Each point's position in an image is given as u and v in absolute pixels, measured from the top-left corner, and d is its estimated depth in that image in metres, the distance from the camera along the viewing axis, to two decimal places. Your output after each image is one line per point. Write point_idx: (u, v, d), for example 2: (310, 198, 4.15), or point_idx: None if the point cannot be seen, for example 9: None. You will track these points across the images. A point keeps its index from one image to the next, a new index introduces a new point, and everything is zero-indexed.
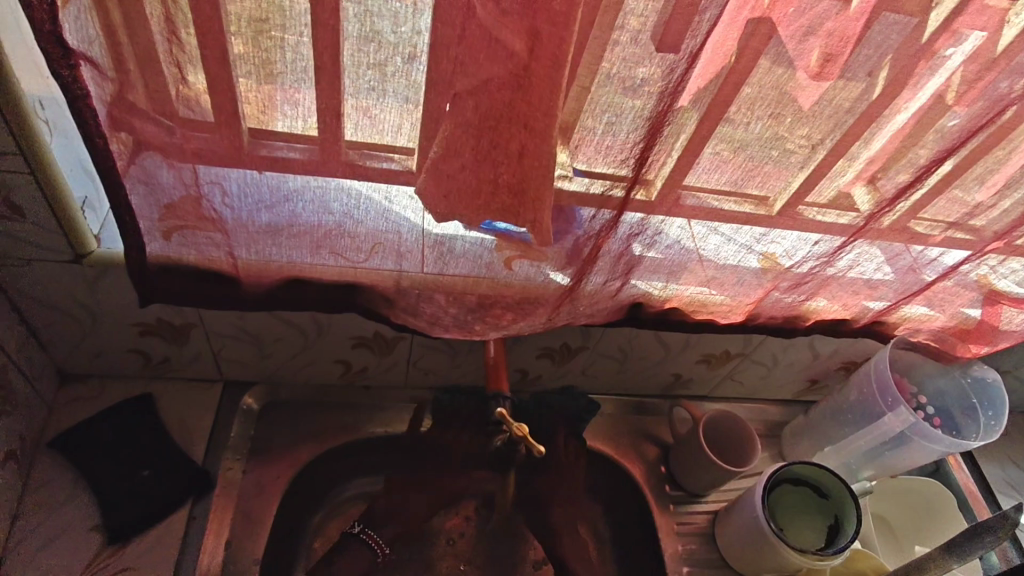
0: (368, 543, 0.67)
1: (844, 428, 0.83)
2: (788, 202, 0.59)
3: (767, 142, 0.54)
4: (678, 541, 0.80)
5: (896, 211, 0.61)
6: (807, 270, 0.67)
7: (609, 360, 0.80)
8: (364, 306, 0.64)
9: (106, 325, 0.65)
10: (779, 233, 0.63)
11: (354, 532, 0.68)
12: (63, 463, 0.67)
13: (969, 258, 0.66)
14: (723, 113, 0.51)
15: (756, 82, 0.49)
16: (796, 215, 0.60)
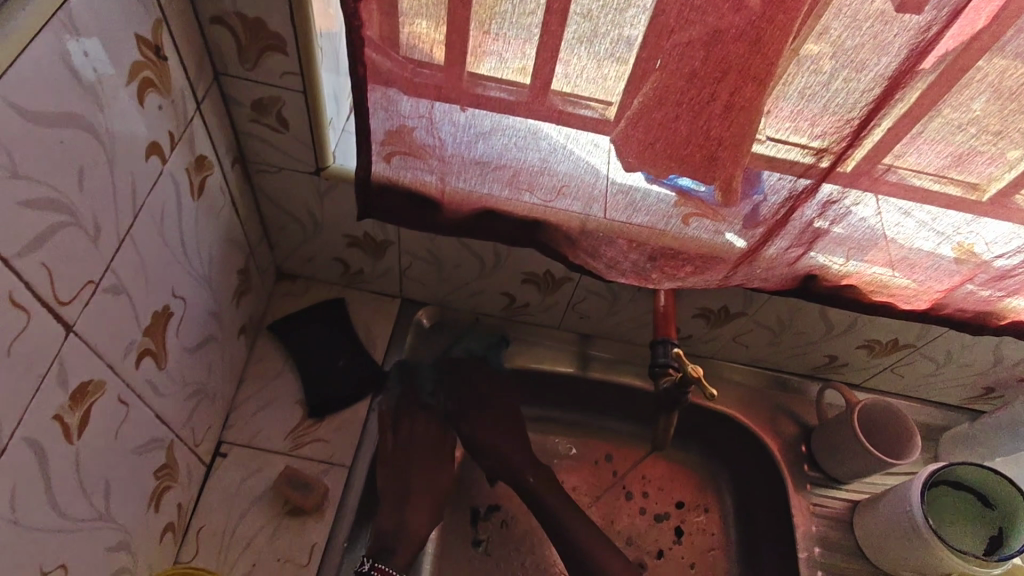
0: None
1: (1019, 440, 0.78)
2: (1005, 189, 0.55)
3: (1003, 119, 0.50)
4: (813, 521, 0.79)
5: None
6: (1014, 264, 0.62)
7: (765, 331, 0.80)
8: (545, 242, 0.69)
9: (323, 233, 0.76)
10: (990, 222, 0.59)
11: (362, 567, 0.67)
12: (277, 344, 0.79)
13: None
14: (956, 84, 0.48)
15: (1004, 52, 0.46)
16: (1016, 203, 0.56)
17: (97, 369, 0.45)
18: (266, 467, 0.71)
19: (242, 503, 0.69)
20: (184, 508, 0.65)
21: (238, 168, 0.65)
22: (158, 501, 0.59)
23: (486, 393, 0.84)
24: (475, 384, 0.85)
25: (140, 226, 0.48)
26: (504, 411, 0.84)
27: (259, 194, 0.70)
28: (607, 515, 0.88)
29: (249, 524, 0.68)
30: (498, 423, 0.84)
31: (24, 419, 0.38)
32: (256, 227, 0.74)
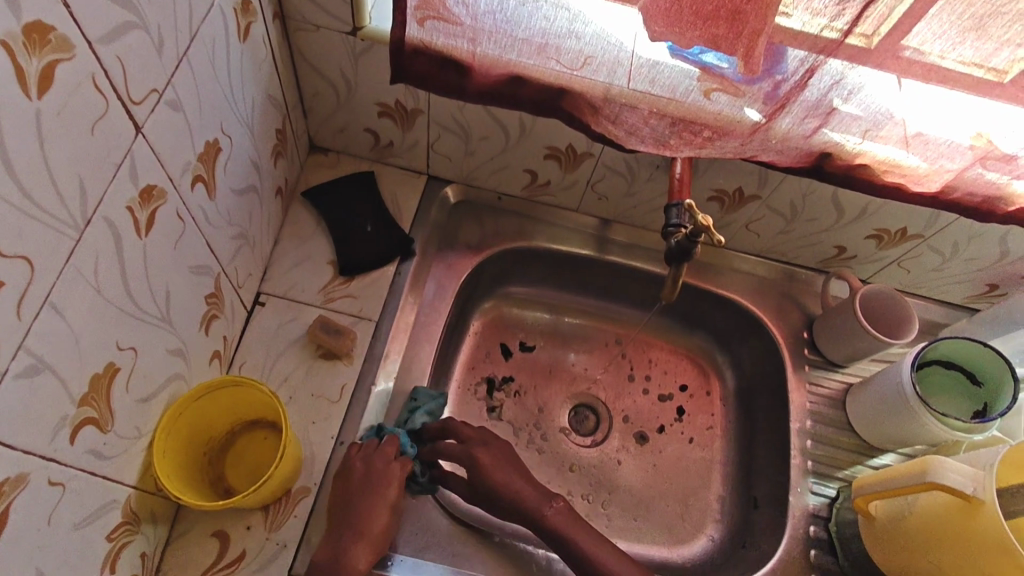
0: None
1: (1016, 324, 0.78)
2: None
3: None
4: (807, 397, 0.84)
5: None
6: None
7: (775, 216, 0.83)
8: (567, 111, 0.72)
9: (356, 99, 0.79)
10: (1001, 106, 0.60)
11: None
12: (311, 210, 0.84)
13: None
14: None
15: None
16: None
17: (161, 177, 0.50)
18: (301, 316, 0.77)
19: (280, 345, 0.75)
20: (228, 341, 0.72)
21: (279, 24, 0.68)
22: (208, 326, 0.65)
23: (471, 438, 0.71)
24: (455, 431, 0.72)
25: (196, 51, 0.52)
26: (504, 454, 0.70)
27: (296, 55, 0.73)
28: (612, 392, 0.95)
29: (286, 363, 0.74)
30: (506, 463, 0.69)
31: (105, 197, 0.43)
32: (294, 91, 0.77)
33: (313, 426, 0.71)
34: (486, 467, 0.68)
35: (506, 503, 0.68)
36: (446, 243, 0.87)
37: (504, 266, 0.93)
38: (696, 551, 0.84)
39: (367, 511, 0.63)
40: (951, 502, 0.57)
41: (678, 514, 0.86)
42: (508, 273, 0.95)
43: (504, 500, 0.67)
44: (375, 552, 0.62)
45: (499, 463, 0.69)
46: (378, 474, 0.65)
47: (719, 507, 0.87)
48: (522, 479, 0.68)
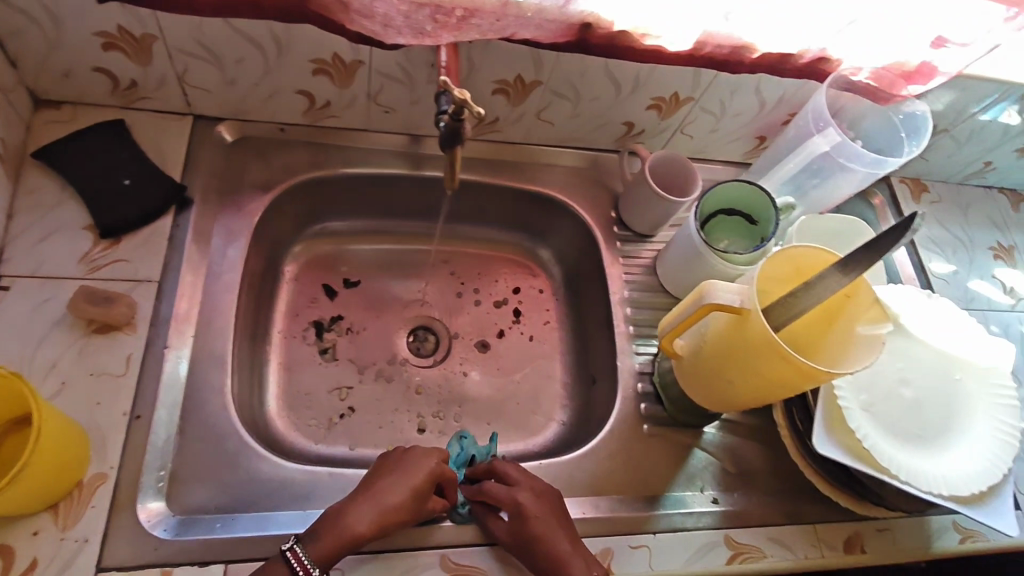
0: (290, 562, 0.57)
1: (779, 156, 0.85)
2: None
3: None
4: (622, 270, 0.88)
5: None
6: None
7: (563, 101, 0.84)
8: (317, 13, 0.65)
9: (67, 32, 0.66)
10: None
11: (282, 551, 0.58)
12: (51, 173, 0.72)
13: None
14: None
15: None
16: None
17: None
18: (61, 293, 0.66)
19: (39, 330, 0.64)
20: None
21: None
22: None
23: (520, 482, 0.69)
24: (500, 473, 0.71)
25: None
26: (557, 508, 0.67)
27: None
28: (449, 310, 0.94)
29: (51, 348, 0.64)
30: (555, 516, 0.66)
31: None
32: None
33: (100, 407, 0.63)
34: (525, 513, 0.65)
35: (533, 556, 0.63)
36: (230, 187, 0.79)
37: (309, 202, 0.87)
38: (549, 437, 0.87)
39: (393, 487, 0.64)
40: (732, 321, 0.62)
41: (528, 408, 0.89)
42: (314, 209, 0.89)
43: (533, 552, 0.63)
44: (382, 525, 0.61)
45: (540, 512, 0.66)
46: (414, 460, 0.67)
47: (564, 392, 0.90)
48: (565, 539, 0.64)
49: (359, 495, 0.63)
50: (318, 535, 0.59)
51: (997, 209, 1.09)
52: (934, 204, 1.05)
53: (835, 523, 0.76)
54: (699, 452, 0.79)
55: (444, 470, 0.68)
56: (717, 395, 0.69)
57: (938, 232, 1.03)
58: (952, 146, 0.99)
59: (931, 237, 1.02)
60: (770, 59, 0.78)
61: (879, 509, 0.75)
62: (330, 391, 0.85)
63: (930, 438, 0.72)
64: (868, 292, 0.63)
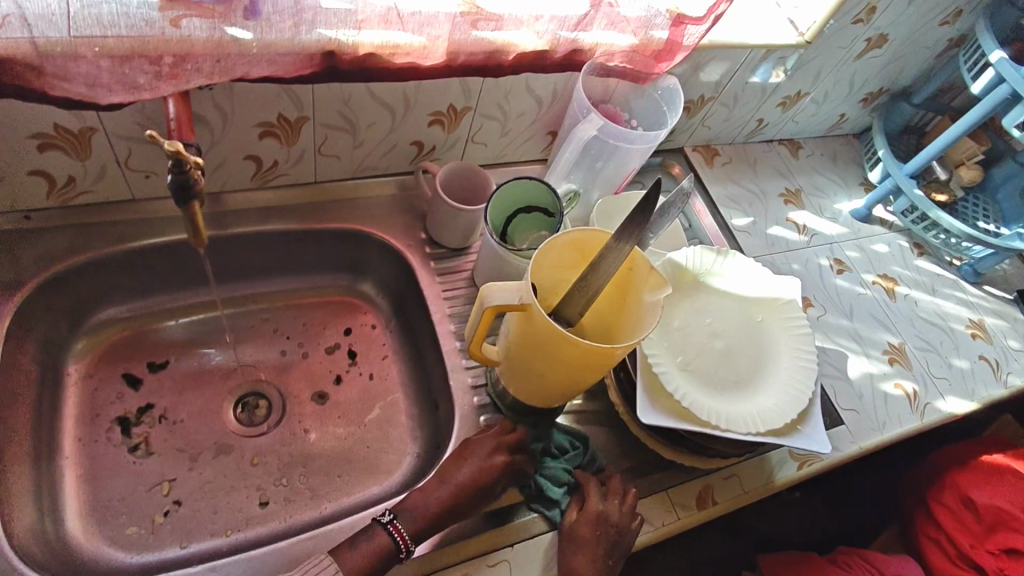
0: (392, 534, 0.62)
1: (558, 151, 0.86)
2: None
3: None
4: (441, 287, 0.87)
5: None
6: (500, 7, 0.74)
7: (339, 132, 0.81)
8: (11, 85, 0.59)
9: None
10: None
11: (381, 521, 0.63)
12: None
13: None
14: None
15: None
16: None
17: None
18: None
19: None
20: None
21: None
22: None
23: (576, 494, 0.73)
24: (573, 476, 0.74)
25: None
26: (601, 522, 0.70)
27: None
28: (276, 368, 0.89)
29: None
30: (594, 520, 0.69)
31: None
32: None
33: None
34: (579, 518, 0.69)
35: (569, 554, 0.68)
36: None
37: (86, 289, 0.79)
38: (405, 475, 0.83)
39: (460, 472, 0.68)
40: (519, 317, 0.62)
41: (379, 450, 0.85)
42: (93, 296, 0.80)
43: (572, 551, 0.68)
44: (455, 504, 0.66)
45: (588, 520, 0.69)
46: (481, 443, 0.71)
47: (412, 424, 0.87)
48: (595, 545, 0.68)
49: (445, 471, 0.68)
50: (411, 513, 0.65)
51: (780, 159, 1.20)
52: (725, 165, 1.15)
53: (682, 484, 0.78)
54: None
55: (511, 452, 0.71)
56: (538, 390, 0.70)
57: (733, 189, 1.12)
58: (725, 110, 1.08)
59: (727, 195, 1.10)
60: (527, 58, 0.81)
61: (712, 460, 0.78)
62: (149, 488, 0.76)
63: (743, 382, 0.76)
64: (642, 261, 0.65)
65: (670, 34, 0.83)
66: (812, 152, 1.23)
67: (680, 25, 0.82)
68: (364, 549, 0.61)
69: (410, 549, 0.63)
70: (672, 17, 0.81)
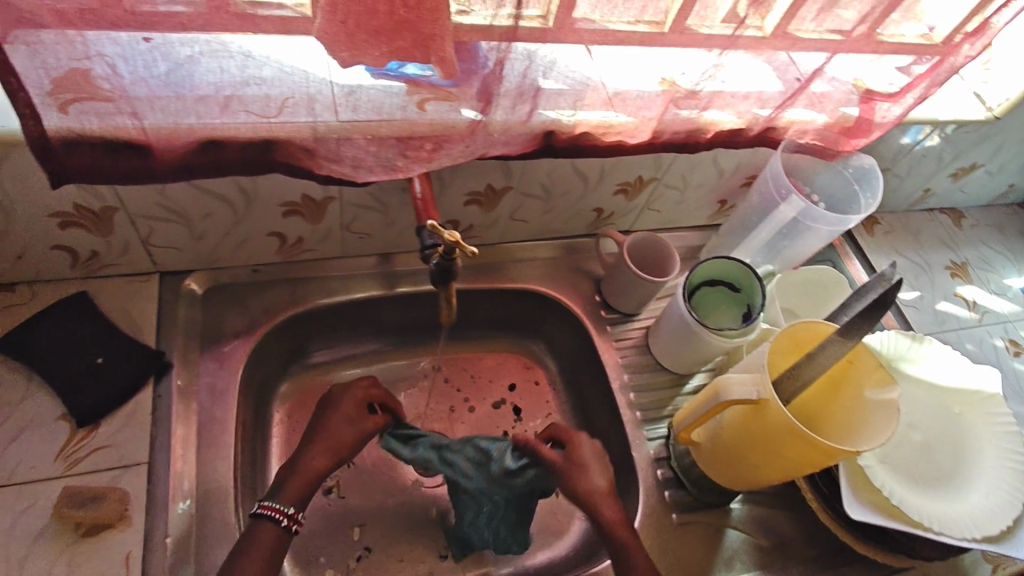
0: (275, 519, 0.62)
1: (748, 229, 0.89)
2: (677, 18, 0.64)
3: None
4: (618, 354, 0.89)
5: (832, 29, 0.70)
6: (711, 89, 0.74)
7: (534, 200, 0.85)
8: (284, 163, 0.65)
9: (23, 219, 0.64)
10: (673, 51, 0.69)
11: (258, 515, 0.62)
12: (14, 366, 0.67)
13: (828, 60, 0.74)
14: None
15: None
16: (685, 30, 0.66)
17: None
18: (40, 499, 0.61)
19: (20, 547, 0.59)
20: None
21: None
22: None
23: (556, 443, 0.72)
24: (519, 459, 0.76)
25: None
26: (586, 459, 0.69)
27: None
28: (445, 419, 0.91)
29: (36, 566, 0.59)
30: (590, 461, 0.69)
31: None
32: None
33: None
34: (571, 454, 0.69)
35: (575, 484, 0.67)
36: (210, 339, 0.76)
37: (294, 338, 0.85)
38: (576, 538, 0.84)
39: (330, 425, 0.69)
40: (748, 409, 0.63)
41: (550, 510, 0.86)
42: (298, 343, 0.86)
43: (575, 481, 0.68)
44: (334, 455, 0.68)
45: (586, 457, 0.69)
46: (339, 394, 0.71)
47: None
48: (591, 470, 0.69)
49: (310, 440, 0.68)
50: (283, 485, 0.64)
51: (943, 229, 1.16)
52: (888, 235, 1.12)
53: None
54: (732, 531, 0.78)
55: (376, 395, 0.73)
56: (743, 476, 0.68)
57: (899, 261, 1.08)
58: (893, 180, 1.06)
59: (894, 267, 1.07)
60: (723, 135, 0.82)
61: (906, 557, 0.74)
62: (344, 531, 0.80)
63: (948, 480, 0.73)
64: (870, 356, 0.64)
65: (861, 110, 0.82)
66: (976, 222, 1.18)
67: (870, 100, 0.81)
68: (258, 545, 0.60)
69: (291, 516, 0.63)
70: (861, 93, 0.80)
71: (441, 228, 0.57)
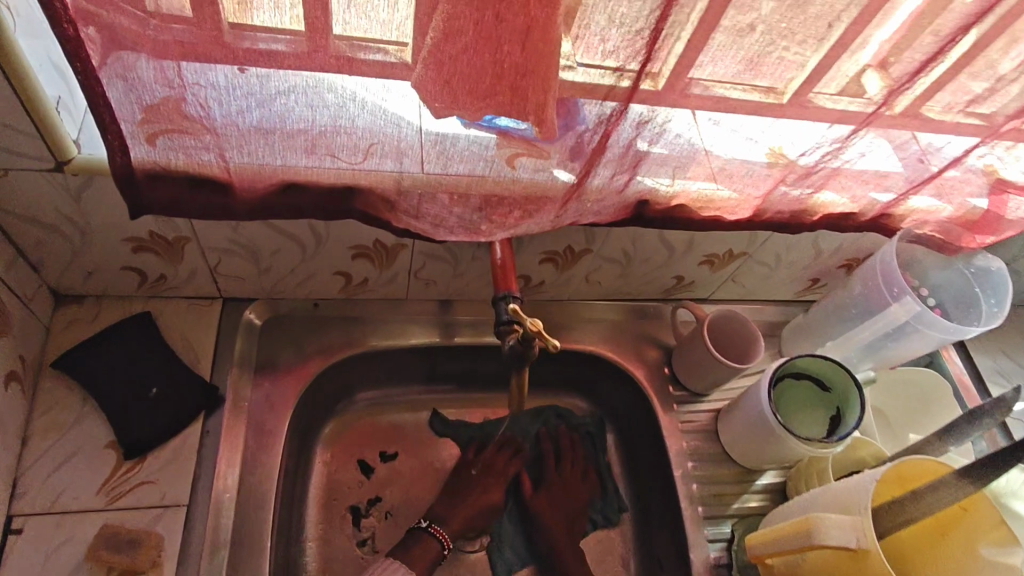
0: (437, 536, 0.75)
1: (845, 325, 0.81)
2: (799, 89, 0.57)
3: (777, 24, 0.50)
4: (683, 438, 0.82)
5: (977, 116, 0.62)
6: (829, 170, 0.67)
7: (612, 264, 0.79)
8: (362, 210, 0.62)
9: (98, 240, 0.63)
10: (788, 123, 0.61)
11: (423, 527, 0.76)
12: (71, 385, 0.66)
13: (976, 146, 0.65)
14: None
15: None
16: (805, 102, 0.58)
17: None
18: (80, 530, 0.60)
19: None
20: None
21: None
22: None
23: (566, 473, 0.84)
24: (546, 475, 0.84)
25: None
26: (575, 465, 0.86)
27: None
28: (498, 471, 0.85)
29: None
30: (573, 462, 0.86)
31: None
32: (2, 248, 0.59)
33: None
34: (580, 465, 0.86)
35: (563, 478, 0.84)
36: (263, 373, 0.74)
37: (347, 377, 0.82)
38: None
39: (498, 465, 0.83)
40: (836, 553, 0.55)
41: None
42: (349, 383, 0.83)
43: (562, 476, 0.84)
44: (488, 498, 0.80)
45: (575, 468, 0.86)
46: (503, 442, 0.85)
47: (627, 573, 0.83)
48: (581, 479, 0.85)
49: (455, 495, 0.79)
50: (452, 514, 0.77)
51: None
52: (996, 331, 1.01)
53: None
54: None
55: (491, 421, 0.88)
56: None
57: (1007, 364, 0.97)
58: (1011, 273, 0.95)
59: (1000, 369, 0.96)
60: (831, 218, 0.75)
61: None
62: None
63: None
64: (988, 508, 0.57)
65: (990, 203, 0.72)
66: None
67: (1002, 193, 0.71)
68: (418, 557, 0.73)
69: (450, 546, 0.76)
70: (992, 184, 0.70)
71: (525, 313, 0.55)
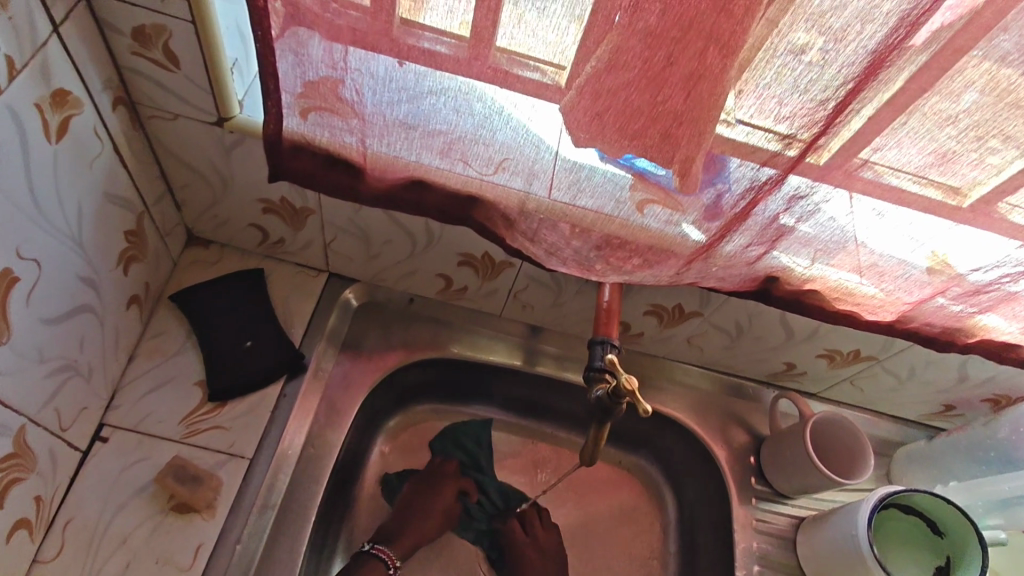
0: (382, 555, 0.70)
1: (975, 466, 0.74)
2: (985, 198, 0.49)
3: (986, 120, 0.44)
4: (754, 538, 0.74)
5: None
6: (1001, 294, 0.58)
7: (720, 332, 0.73)
8: (480, 222, 0.62)
9: (235, 193, 0.66)
10: (966, 233, 0.53)
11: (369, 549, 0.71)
12: (181, 317, 0.70)
13: None
14: (939, 80, 0.42)
15: (994, 49, 0.40)
16: (988, 213, 0.51)
17: None
18: (152, 456, 0.63)
19: (120, 497, 0.61)
20: (46, 502, 0.57)
21: (122, 110, 0.56)
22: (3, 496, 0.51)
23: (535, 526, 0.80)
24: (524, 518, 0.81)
25: None
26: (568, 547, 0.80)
27: (153, 140, 0.60)
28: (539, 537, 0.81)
29: (126, 521, 0.60)
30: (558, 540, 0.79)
31: None
32: (155, 183, 0.64)
33: None
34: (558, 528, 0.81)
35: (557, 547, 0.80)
36: (348, 354, 0.76)
37: (421, 375, 0.81)
38: None
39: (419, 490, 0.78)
40: None
41: None
42: (423, 385, 0.83)
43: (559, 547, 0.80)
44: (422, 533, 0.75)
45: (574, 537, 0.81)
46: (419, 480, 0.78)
47: None
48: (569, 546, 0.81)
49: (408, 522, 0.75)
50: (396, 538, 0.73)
51: None
52: None
53: None
54: None
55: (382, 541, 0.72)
56: None
57: None
58: None
59: None
60: (991, 344, 0.65)
61: None
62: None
63: None
64: None
65: None
66: None
67: None
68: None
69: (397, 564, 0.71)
70: None
71: (622, 366, 0.52)
